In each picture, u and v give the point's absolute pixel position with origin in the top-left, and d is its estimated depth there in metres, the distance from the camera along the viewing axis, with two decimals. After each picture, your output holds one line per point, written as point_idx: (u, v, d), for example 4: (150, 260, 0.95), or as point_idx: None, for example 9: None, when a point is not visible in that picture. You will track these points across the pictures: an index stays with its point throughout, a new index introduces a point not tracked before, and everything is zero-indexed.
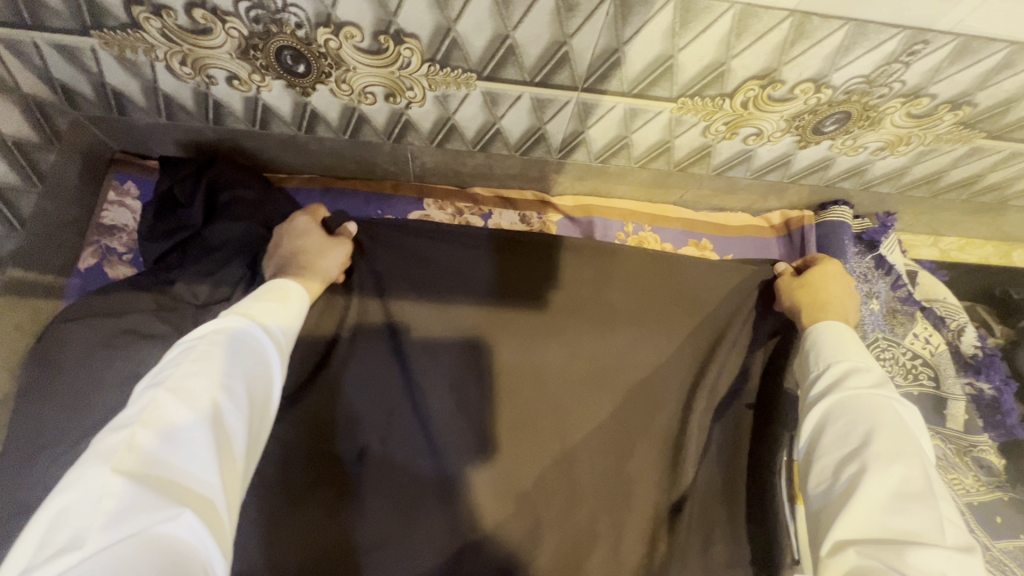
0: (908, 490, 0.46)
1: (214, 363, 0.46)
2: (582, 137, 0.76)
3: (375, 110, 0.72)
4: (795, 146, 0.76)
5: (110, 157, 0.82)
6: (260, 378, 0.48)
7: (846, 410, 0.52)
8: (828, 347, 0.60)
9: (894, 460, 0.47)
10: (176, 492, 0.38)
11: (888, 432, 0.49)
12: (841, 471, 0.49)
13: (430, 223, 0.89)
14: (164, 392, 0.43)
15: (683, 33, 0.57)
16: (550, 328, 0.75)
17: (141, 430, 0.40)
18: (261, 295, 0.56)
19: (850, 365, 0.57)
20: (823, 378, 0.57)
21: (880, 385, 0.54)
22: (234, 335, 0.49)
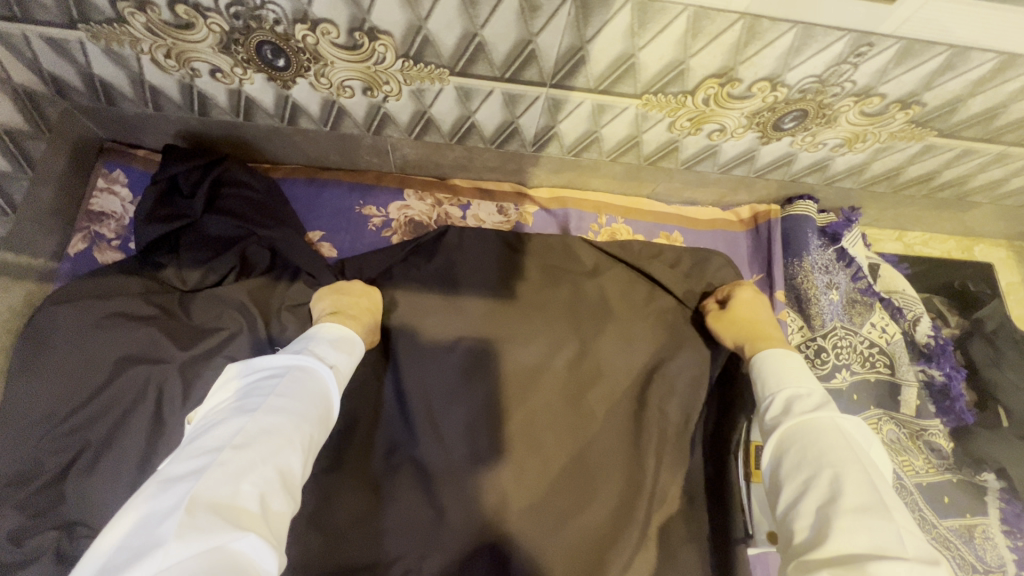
0: (864, 505, 0.48)
1: (283, 399, 0.51)
2: (554, 131, 0.79)
3: (354, 103, 0.75)
4: (757, 142, 0.79)
5: (100, 145, 0.85)
6: (320, 418, 0.54)
7: (799, 436, 0.56)
8: (771, 377, 0.65)
9: (849, 481, 0.50)
10: (242, 515, 0.42)
11: (838, 452, 0.53)
12: (804, 496, 0.52)
13: (410, 214, 0.92)
14: (246, 423, 0.48)
15: (642, 33, 0.60)
16: (516, 325, 0.85)
17: (221, 455, 0.44)
18: (335, 342, 0.64)
19: (794, 391, 0.62)
20: (771, 410, 0.62)
21: (825, 407, 0.58)
22: (301, 374, 0.55)
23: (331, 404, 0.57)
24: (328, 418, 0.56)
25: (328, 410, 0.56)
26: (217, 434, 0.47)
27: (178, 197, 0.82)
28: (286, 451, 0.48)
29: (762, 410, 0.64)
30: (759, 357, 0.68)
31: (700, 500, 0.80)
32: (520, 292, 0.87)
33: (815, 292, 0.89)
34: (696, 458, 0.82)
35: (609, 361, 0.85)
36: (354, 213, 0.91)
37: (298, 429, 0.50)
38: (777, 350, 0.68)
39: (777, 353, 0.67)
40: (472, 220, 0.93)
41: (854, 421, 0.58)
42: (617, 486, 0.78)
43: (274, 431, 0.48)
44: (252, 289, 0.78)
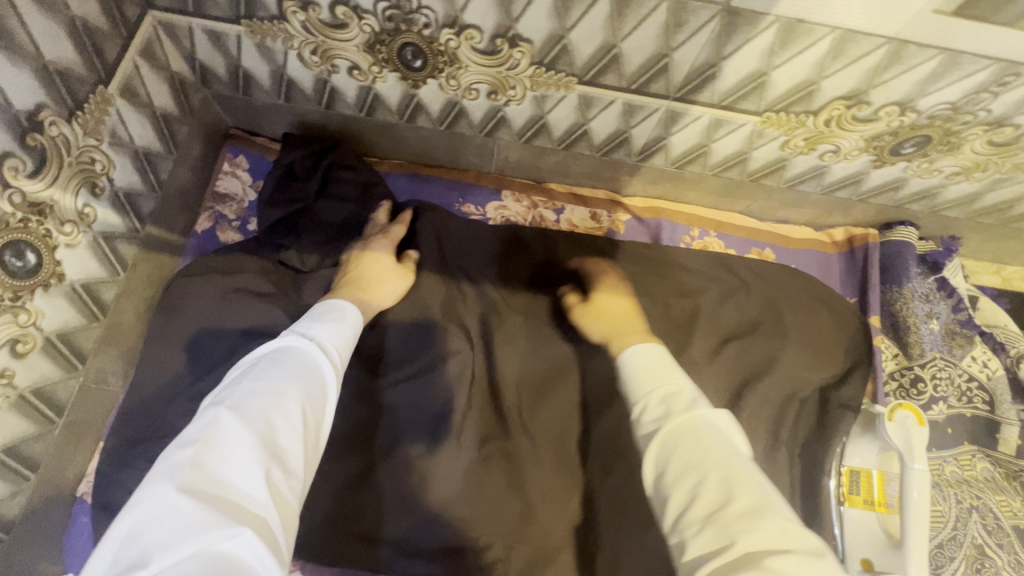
0: (751, 506, 0.41)
1: (268, 382, 0.47)
2: (663, 142, 0.80)
3: (475, 106, 0.78)
4: (870, 165, 0.79)
5: (226, 131, 0.90)
6: (316, 394, 0.50)
7: (687, 427, 0.48)
8: (638, 375, 0.55)
9: (734, 485, 0.43)
10: (238, 510, 0.39)
11: (712, 450, 0.45)
12: (698, 501, 0.43)
13: (507, 214, 0.95)
14: (220, 411, 0.44)
15: (781, 52, 0.61)
16: (606, 331, 0.87)
17: (196, 452, 0.41)
18: (321, 316, 0.60)
19: (665, 390, 0.52)
20: (643, 410, 0.52)
21: (696, 403, 0.50)
22: (284, 356, 0.51)
23: (330, 377, 0.52)
24: (327, 390, 0.51)
25: (325, 385, 0.52)
26: (192, 430, 0.44)
27: (293, 181, 0.86)
28: (275, 432, 0.44)
29: (634, 415, 0.53)
30: (632, 350, 0.58)
31: None
32: None
33: (914, 320, 0.87)
34: (784, 472, 0.81)
35: (701, 373, 0.85)
36: (454, 210, 0.94)
37: (280, 403, 0.46)
38: (645, 344, 0.58)
39: (647, 347, 0.58)
40: (566, 225, 0.95)
41: (722, 412, 0.50)
42: None
43: (250, 415, 0.44)
44: None
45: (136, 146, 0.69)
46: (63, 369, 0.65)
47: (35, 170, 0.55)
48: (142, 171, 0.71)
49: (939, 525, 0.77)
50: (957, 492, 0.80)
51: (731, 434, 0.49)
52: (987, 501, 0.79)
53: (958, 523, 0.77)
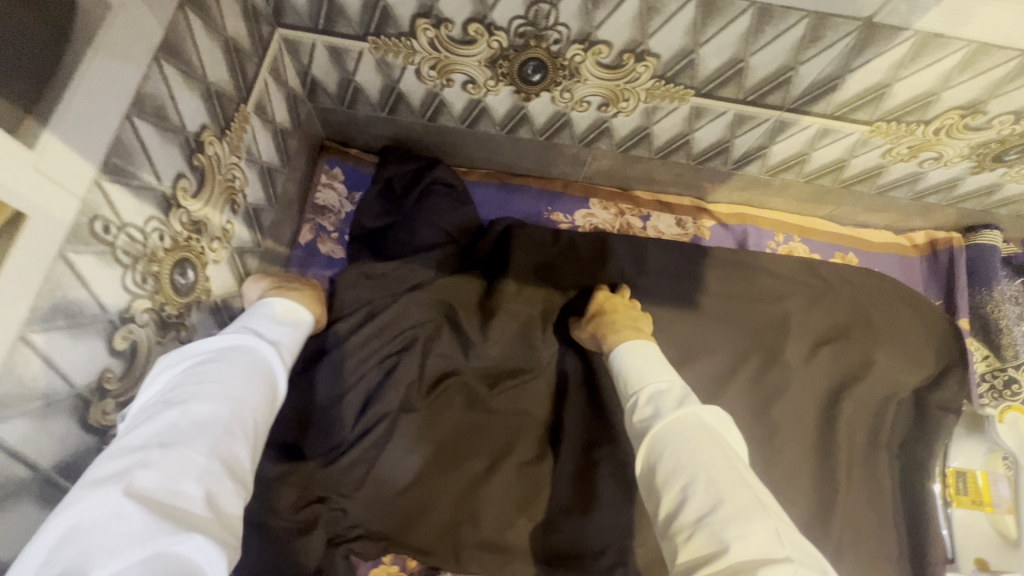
0: (746, 505, 0.45)
1: (221, 384, 0.46)
2: (764, 151, 0.82)
3: (582, 117, 0.79)
4: (968, 171, 0.80)
5: (320, 143, 0.92)
6: (262, 398, 0.48)
7: (676, 425, 0.53)
8: (638, 374, 0.62)
9: (723, 484, 0.47)
10: (182, 514, 0.38)
11: (706, 450, 0.50)
12: (690, 496, 0.48)
13: (595, 222, 0.96)
14: (172, 413, 0.43)
15: (910, 65, 0.62)
16: (702, 337, 0.89)
17: (146, 453, 0.40)
18: (275, 316, 0.59)
19: (656, 388, 0.59)
20: (636, 408, 0.59)
21: (686, 401, 0.56)
22: (236, 354, 0.50)
23: (274, 377, 0.51)
24: (273, 394, 0.50)
25: (272, 385, 0.51)
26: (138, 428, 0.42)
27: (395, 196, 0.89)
28: (228, 438, 0.43)
29: (630, 407, 0.61)
30: (625, 353, 0.67)
31: (888, 514, 0.81)
32: (704, 304, 0.90)
33: (1006, 322, 0.89)
34: (884, 472, 0.83)
35: (797, 376, 0.87)
36: (543, 218, 0.96)
37: (234, 412, 0.45)
38: (636, 342, 0.68)
39: (642, 351, 0.66)
40: (653, 231, 0.96)
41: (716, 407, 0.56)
42: (807, 503, 0.81)
43: (209, 420, 0.43)
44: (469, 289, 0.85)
45: (262, 162, 0.71)
46: None
47: (197, 189, 0.56)
48: (266, 186, 0.72)
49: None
50: None
51: (730, 432, 0.55)
52: None
53: None
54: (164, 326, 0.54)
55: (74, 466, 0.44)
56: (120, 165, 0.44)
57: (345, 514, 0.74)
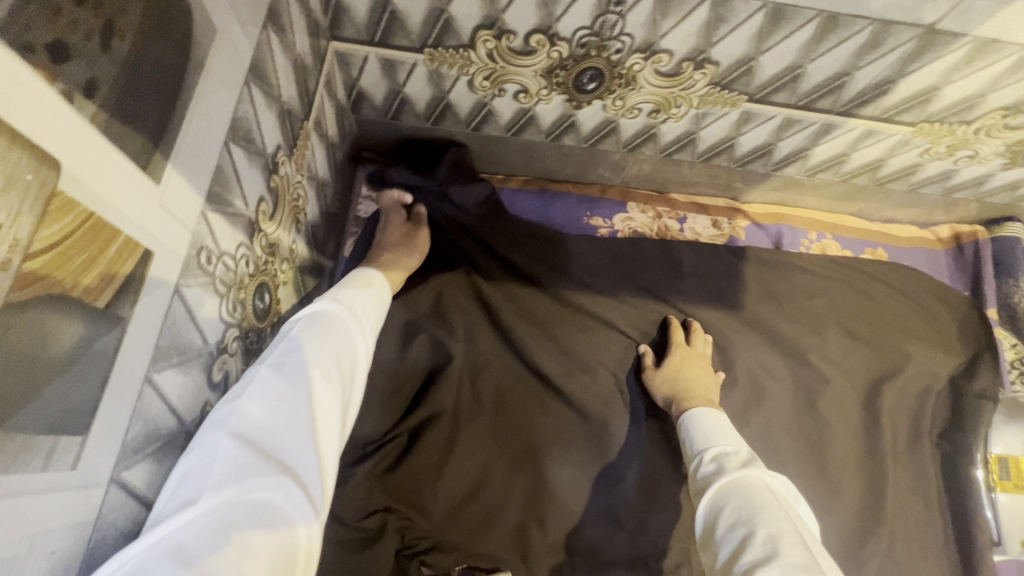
0: (800, 562, 0.43)
1: (306, 339, 0.45)
2: (805, 152, 0.83)
3: (631, 123, 0.79)
4: (1000, 167, 0.83)
5: (358, 154, 0.90)
6: (344, 362, 0.46)
7: (743, 483, 0.53)
8: (703, 435, 0.63)
9: (783, 541, 0.45)
10: (276, 460, 0.39)
11: (768, 506, 0.49)
12: (747, 548, 0.46)
13: (633, 225, 0.97)
14: (263, 364, 0.43)
15: (963, 69, 0.64)
16: (745, 336, 0.90)
17: (243, 399, 0.40)
18: (351, 279, 0.56)
19: (724, 450, 0.59)
20: (703, 465, 0.59)
21: (752, 463, 0.55)
22: (319, 310, 0.48)
23: (357, 338, 0.49)
24: (356, 359, 0.48)
25: (353, 347, 0.48)
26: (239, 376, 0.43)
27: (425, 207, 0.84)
28: (316, 389, 0.43)
29: (693, 469, 0.61)
30: (693, 415, 0.68)
31: (933, 499, 0.84)
32: (745, 304, 0.92)
33: None
34: (928, 460, 0.85)
35: (839, 371, 0.89)
36: (583, 223, 0.95)
37: (320, 361, 0.44)
38: (705, 409, 0.68)
39: (711, 413, 0.66)
40: (690, 233, 0.97)
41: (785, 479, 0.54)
42: (857, 493, 0.83)
43: (295, 368, 0.43)
44: (518, 299, 0.85)
45: (317, 178, 0.69)
46: None
47: (273, 211, 0.54)
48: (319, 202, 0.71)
49: None
50: None
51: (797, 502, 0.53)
52: None
53: None
54: (248, 353, 0.52)
55: None
56: (219, 192, 0.42)
57: (412, 523, 0.71)
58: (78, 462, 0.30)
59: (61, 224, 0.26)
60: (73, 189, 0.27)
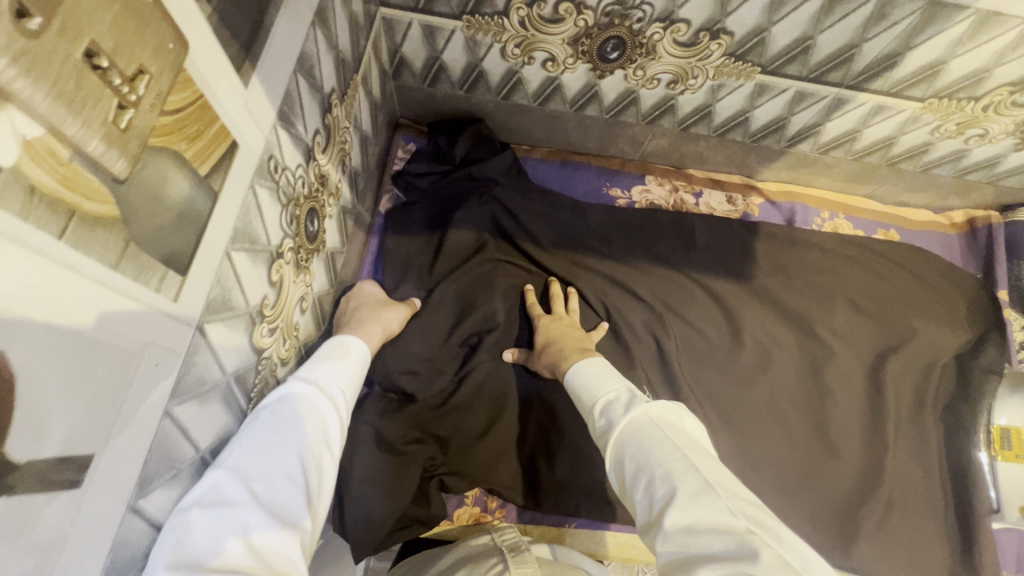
0: (695, 491, 0.45)
1: (262, 441, 0.45)
2: (817, 128, 0.87)
3: (650, 94, 0.85)
4: (1011, 148, 0.86)
5: (396, 121, 0.98)
6: (312, 445, 0.48)
7: (635, 427, 0.52)
8: (581, 388, 0.62)
9: (677, 474, 0.47)
10: (229, 564, 0.38)
11: (661, 444, 0.49)
12: (652, 492, 0.47)
13: (650, 197, 1.02)
14: (216, 472, 0.43)
15: (967, 42, 0.68)
16: (755, 304, 0.94)
17: (194, 508, 0.40)
18: (320, 360, 0.57)
19: (607, 398, 0.58)
20: (596, 418, 0.58)
21: (635, 402, 0.55)
22: (278, 405, 0.49)
23: (327, 433, 0.50)
24: (326, 438, 0.50)
25: (324, 436, 0.50)
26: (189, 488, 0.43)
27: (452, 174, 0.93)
28: (274, 492, 0.43)
29: (590, 421, 0.60)
30: (573, 377, 0.65)
31: (936, 469, 0.86)
32: (755, 275, 0.95)
33: None
34: (932, 431, 0.87)
35: (846, 341, 0.92)
36: (603, 193, 1.01)
37: (277, 464, 0.44)
38: (584, 359, 0.66)
39: (586, 364, 0.65)
40: (705, 208, 1.02)
41: (666, 400, 0.55)
42: (859, 457, 0.86)
43: (249, 474, 0.43)
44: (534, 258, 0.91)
45: (362, 130, 0.77)
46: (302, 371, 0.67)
47: (325, 146, 0.62)
48: (362, 153, 0.79)
49: None
50: None
51: (684, 420, 0.54)
52: None
53: None
54: (298, 268, 0.59)
55: (242, 379, 0.49)
56: (287, 113, 0.50)
57: (435, 459, 0.77)
58: (178, 298, 0.36)
59: (183, 96, 0.33)
60: (194, 70, 0.34)
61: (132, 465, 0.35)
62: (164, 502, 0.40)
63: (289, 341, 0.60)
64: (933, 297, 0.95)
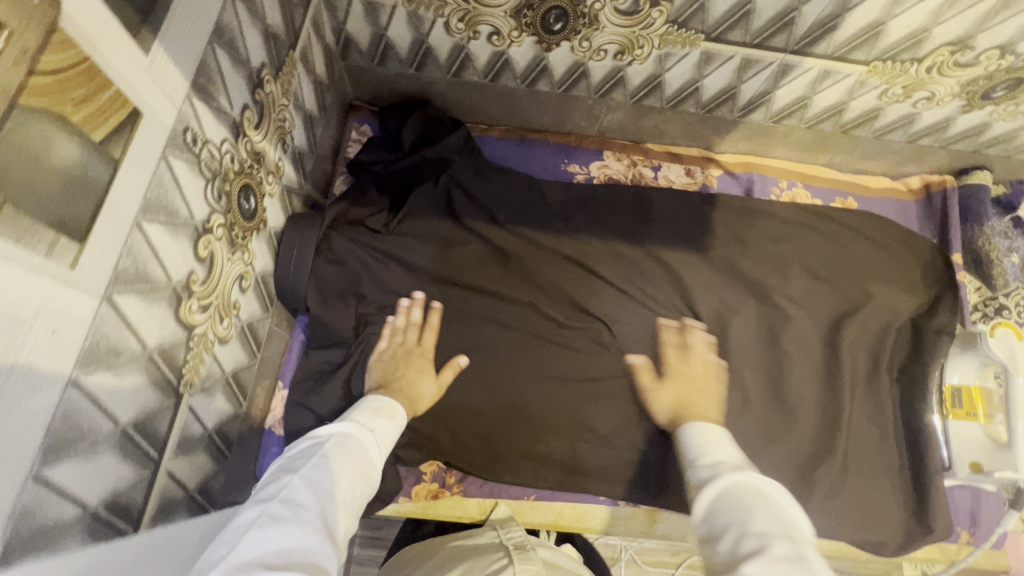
0: (784, 555, 0.42)
1: (327, 462, 0.51)
2: (768, 96, 0.87)
3: (599, 67, 0.84)
4: (959, 110, 0.86)
5: (350, 102, 0.97)
6: (359, 480, 0.53)
7: (737, 489, 0.51)
8: (694, 448, 0.61)
9: (765, 538, 0.44)
10: (292, 556, 0.42)
11: (763, 510, 0.47)
12: (737, 556, 0.45)
13: (609, 172, 1.02)
14: (292, 476, 0.49)
15: (903, 2, 0.68)
16: (712, 276, 0.94)
17: (271, 503, 0.46)
18: (375, 408, 0.63)
19: (715, 459, 0.58)
20: (698, 475, 0.56)
21: (744, 468, 0.54)
22: (341, 439, 0.55)
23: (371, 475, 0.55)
24: (369, 478, 0.55)
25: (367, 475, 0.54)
26: (267, 489, 0.49)
27: (405, 152, 0.91)
28: (329, 508, 0.48)
29: (689, 478, 0.58)
30: (682, 429, 0.66)
31: (891, 430, 0.87)
32: (711, 246, 0.96)
33: (996, 255, 0.94)
34: (886, 393, 0.89)
35: (803, 309, 0.93)
36: (561, 169, 1.01)
37: (337, 485, 0.50)
38: (697, 424, 0.66)
39: (704, 427, 0.64)
40: (664, 181, 1.02)
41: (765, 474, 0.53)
42: (814, 421, 0.87)
43: (314, 487, 0.49)
44: (489, 236, 0.90)
45: (307, 110, 0.76)
46: (250, 352, 0.67)
47: (258, 122, 0.61)
48: (308, 133, 0.78)
49: None
50: None
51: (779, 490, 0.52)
52: None
53: None
54: (233, 246, 0.59)
55: (169, 355, 0.49)
56: (204, 86, 0.49)
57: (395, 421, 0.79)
58: (76, 266, 0.36)
59: (64, 57, 0.33)
60: (71, 30, 0.33)
61: (35, 428, 0.35)
62: (77, 475, 0.39)
63: (228, 319, 0.60)
64: (887, 262, 0.96)
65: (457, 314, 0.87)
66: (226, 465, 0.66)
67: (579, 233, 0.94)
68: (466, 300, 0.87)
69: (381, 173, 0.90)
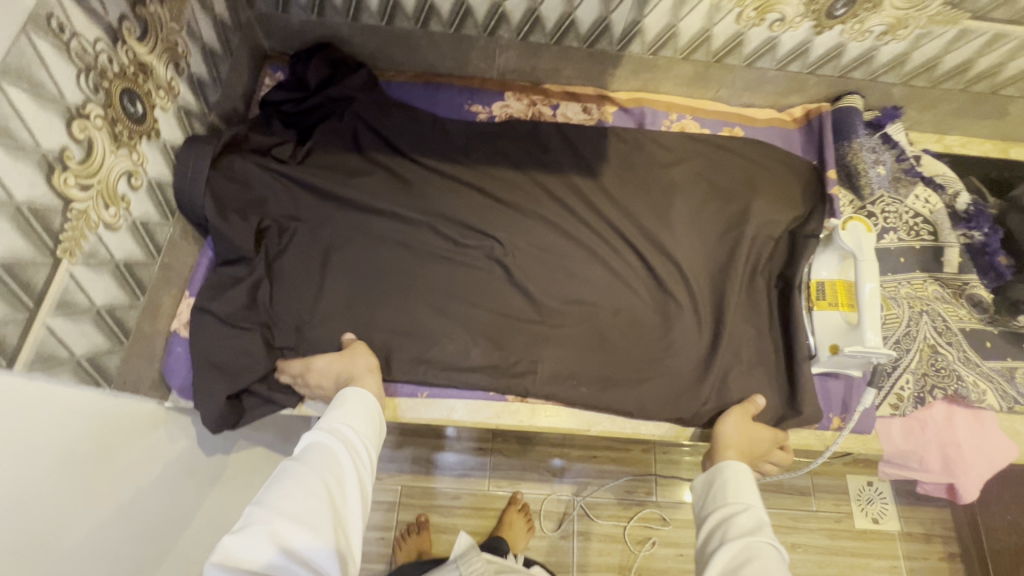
0: None
1: (301, 467, 0.59)
2: (639, 27, 0.96)
3: (480, 3, 0.93)
4: (812, 31, 0.94)
5: (264, 53, 1.06)
6: (338, 472, 0.61)
7: (750, 546, 0.61)
8: (718, 493, 0.71)
9: None
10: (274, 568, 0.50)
11: (768, 569, 0.58)
12: None
13: (510, 111, 1.09)
14: (268, 490, 0.56)
15: None
16: (602, 199, 1.01)
17: (253, 517, 0.53)
18: (340, 408, 0.71)
19: (734, 510, 0.68)
20: (716, 526, 0.67)
21: (760, 528, 0.64)
22: (312, 447, 0.63)
23: (349, 467, 0.62)
24: (349, 469, 0.62)
25: (345, 469, 0.62)
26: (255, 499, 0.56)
27: (311, 91, 0.99)
28: (307, 508, 0.55)
29: (706, 526, 0.69)
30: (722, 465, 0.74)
31: (766, 329, 0.94)
32: (603, 173, 1.03)
33: (863, 166, 1.03)
34: (762, 297, 0.96)
35: (687, 224, 0.99)
36: (464, 109, 1.08)
37: (314, 486, 0.57)
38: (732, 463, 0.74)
39: (732, 467, 0.73)
40: (562, 117, 1.09)
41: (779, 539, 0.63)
42: (696, 324, 0.93)
43: (291, 494, 0.56)
44: (390, 164, 0.97)
45: (206, 43, 0.85)
46: (145, 246, 0.75)
47: (142, 35, 0.69)
48: (208, 65, 0.86)
49: (895, 325, 0.93)
50: (910, 300, 0.95)
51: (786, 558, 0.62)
52: (935, 308, 0.95)
53: (910, 321, 0.94)
54: (117, 141, 0.66)
55: (43, 216, 0.56)
56: None
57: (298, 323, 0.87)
58: None
59: None
60: None
61: None
62: None
63: (115, 208, 0.67)
64: (765, 179, 1.02)
65: (357, 233, 0.92)
66: (123, 349, 0.73)
67: (477, 163, 1.01)
68: (364, 222, 0.93)
69: (290, 111, 0.98)
